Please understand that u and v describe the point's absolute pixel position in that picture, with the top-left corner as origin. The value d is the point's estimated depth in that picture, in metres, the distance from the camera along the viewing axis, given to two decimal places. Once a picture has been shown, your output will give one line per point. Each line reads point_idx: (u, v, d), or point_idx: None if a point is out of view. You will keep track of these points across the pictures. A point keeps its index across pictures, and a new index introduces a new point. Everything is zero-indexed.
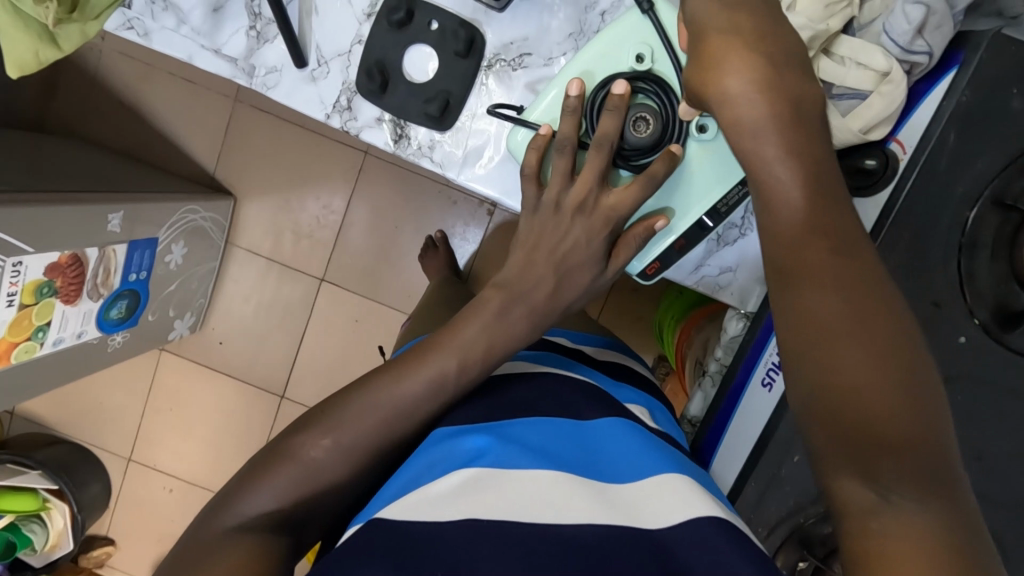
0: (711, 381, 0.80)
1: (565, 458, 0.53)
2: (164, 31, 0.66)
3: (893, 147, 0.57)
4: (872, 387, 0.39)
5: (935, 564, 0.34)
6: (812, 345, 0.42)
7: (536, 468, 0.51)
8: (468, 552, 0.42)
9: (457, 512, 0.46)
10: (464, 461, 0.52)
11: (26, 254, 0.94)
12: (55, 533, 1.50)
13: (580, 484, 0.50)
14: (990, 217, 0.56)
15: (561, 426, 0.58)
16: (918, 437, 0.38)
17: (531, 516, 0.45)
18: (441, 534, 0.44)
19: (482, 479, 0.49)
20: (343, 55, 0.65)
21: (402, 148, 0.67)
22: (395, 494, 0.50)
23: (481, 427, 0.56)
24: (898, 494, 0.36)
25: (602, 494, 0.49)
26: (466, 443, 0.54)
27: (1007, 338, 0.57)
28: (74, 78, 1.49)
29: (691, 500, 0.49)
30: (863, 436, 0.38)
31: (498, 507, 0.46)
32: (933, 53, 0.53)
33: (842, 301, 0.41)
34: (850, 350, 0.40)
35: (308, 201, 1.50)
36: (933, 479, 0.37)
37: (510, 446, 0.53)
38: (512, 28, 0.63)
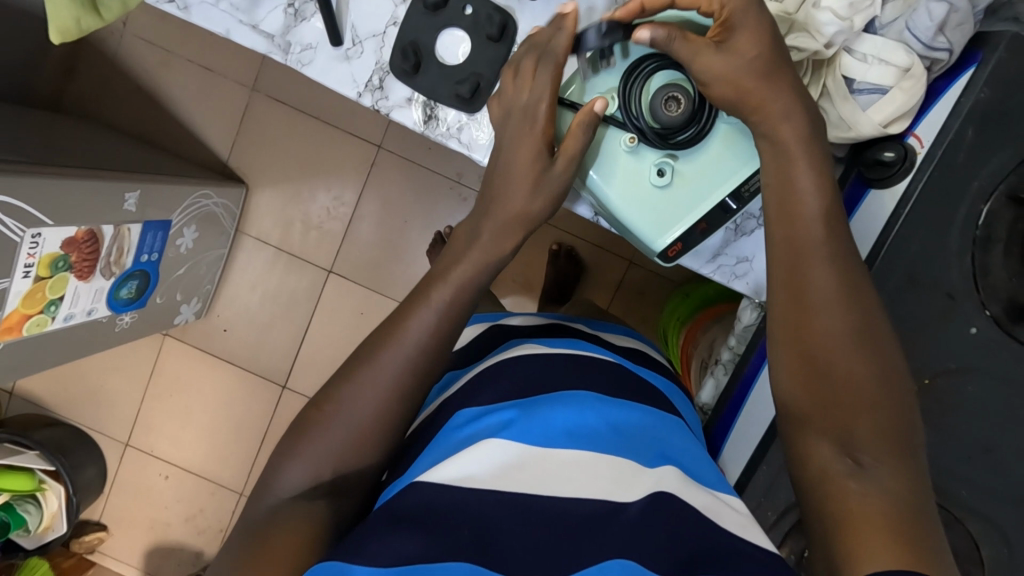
0: (723, 370, 0.80)
1: (589, 436, 0.56)
2: (203, 4, 0.67)
3: (912, 141, 0.58)
4: (849, 372, 0.51)
5: (893, 514, 0.45)
6: (806, 343, 0.52)
7: (562, 450, 0.54)
8: (509, 526, 0.48)
9: (483, 484, 0.50)
10: (497, 432, 0.55)
11: (44, 226, 0.95)
12: (48, 514, 1.49)
13: (607, 463, 0.54)
14: (1005, 212, 0.58)
15: (585, 400, 0.60)
16: (883, 410, 0.50)
17: (551, 495, 0.50)
18: (466, 504, 0.49)
19: (509, 449, 0.53)
20: (378, 35, 0.67)
21: (430, 128, 0.68)
22: (430, 464, 0.54)
23: (509, 405, 0.59)
24: (867, 462, 0.48)
25: (625, 473, 0.53)
26: (495, 416, 0.57)
27: (1016, 331, 0.59)
28: (93, 61, 1.50)
29: (689, 493, 0.53)
30: (841, 414, 0.50)
31: (524, 482, 0.51)
32: (954, 50, 0.56)
33: (844, 320, 0.52)
34: (843, 349, 0.51)
35: (319, 193, 1.52)
36: (893, 443, 0.48)
37: (537, 419, 0.56)
38: (544, 16, 0.65)
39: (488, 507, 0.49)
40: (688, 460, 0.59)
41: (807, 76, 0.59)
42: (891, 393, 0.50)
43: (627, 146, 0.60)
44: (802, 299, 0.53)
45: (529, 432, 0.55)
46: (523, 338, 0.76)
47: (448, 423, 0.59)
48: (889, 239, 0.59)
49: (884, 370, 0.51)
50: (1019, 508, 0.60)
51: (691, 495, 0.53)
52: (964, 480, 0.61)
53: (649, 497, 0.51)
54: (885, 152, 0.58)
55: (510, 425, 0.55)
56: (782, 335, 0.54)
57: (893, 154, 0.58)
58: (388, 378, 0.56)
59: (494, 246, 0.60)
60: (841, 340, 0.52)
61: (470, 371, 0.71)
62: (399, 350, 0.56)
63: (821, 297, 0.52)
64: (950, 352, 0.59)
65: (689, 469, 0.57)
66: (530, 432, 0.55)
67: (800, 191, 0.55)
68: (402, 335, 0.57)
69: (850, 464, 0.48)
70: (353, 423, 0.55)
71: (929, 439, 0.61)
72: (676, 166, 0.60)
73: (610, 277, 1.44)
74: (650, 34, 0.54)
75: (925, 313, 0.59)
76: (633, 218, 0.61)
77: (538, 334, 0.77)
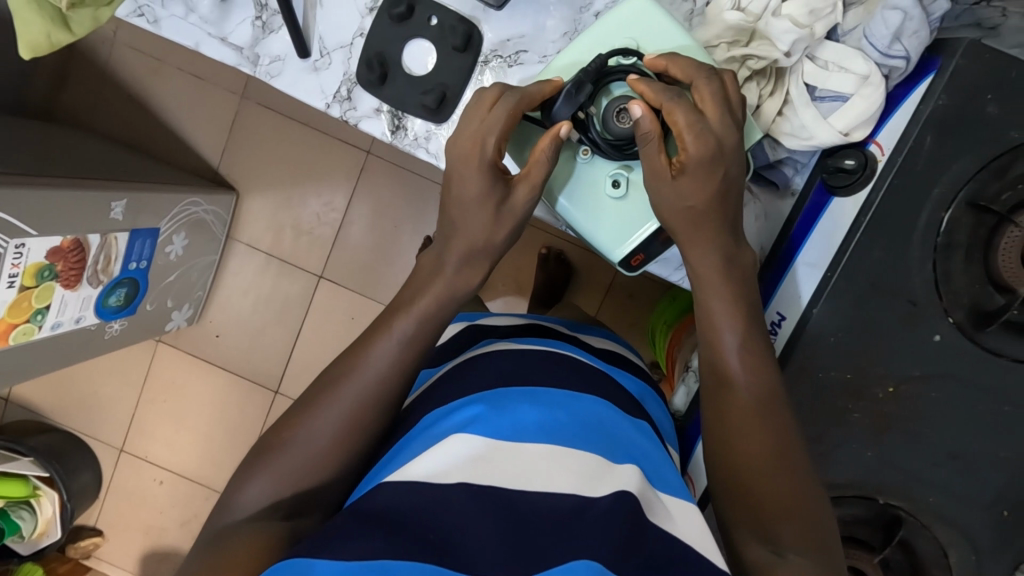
0: (694, 376, 0.80)
1: (557, 429, 0.56)
2: (173, 18, 0.68)
3: (873, 149, 0.58)
4: (768, 470, 0.52)
5: None
6: (725, 437, 0.56)
7: (528, 443, 0.55)
8: (471, 513, 0.48)
9: (448, 479, 0.51)
10: (464, 427, 0.56)
11: (29, 236, 0.96)
12: (43, 520, 1.51)
13: (573, 457, 0.54)
14: (965, 219, 0.58)
15: (553, 398, 0.61)
16: (805, 507, 0.51)
17: (513, 489, 0.51)
18: (430, 500, 0.49)
19: (475, 443, 0.54)
20: (345, 47, 0.67)
21: (398, 138, 0.68)
22: (398, 463, 0.54)
23: (480, 398, 0.60)
24: (790, 553, 0.48)
25: (591, 468, 0.53)
26: (464, 411, 0.58)
27: (981, 338, 0.59)
28: (84, 71, 1.51)
29: (651, 497, 0.53)
30: (764, 510, 0.51)
31: (488, 475, 0.51)
32: (911, 58, 0.55)
33: (758, 391, 0.56)
34: (762, 445, 0.54)
35: (309, 198, 1.52)
36: (817, 542, 0.49)
37: (503, 415, 0.57)
38: (509, 26, 0.65)
39: (452, 497, 0.49)
40: (652, 464, 0.59)
41: (768, 83, 0.60)
42: (808, 485, 0.52)
43: (582, 157, 0.61)
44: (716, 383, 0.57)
45: (495, 425, 0.56)
46: (499, 336, 0.76)
47: (420, 422, 0.60)
48: (849, 247, 0.58)
49: (797, 463, 0.53)
50: (988, 514, 0.60)
51: (649, 501, 0.53)
52: (931, 485, 0.61)
53: (615, 492, 0.51)
54: (846, 160, 0.58)
55: (478, 420, 0.56)
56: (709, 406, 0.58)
57: (854, 162, 0.58)
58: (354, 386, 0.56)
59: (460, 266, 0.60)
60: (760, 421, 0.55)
61: (445, 367, 0.72)
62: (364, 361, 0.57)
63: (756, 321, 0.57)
64: (915, 359, 0.59)
65: (654, 470, 0.58)
66: (495, 425, 0.56)
67: None
68: (364, 350, 0.58)
69: (773, 554, 0.49)
70: (318, 432, 0.55)
71: (896, 447, 0.61)
72: (630, 176, 0.61)
73: (599, 280, 1.44)
74: (641, 114, 0.55)
75: (889, 321, 0.59)
76: (589, 228, 0.62)
77: (516, 333, 0.77)
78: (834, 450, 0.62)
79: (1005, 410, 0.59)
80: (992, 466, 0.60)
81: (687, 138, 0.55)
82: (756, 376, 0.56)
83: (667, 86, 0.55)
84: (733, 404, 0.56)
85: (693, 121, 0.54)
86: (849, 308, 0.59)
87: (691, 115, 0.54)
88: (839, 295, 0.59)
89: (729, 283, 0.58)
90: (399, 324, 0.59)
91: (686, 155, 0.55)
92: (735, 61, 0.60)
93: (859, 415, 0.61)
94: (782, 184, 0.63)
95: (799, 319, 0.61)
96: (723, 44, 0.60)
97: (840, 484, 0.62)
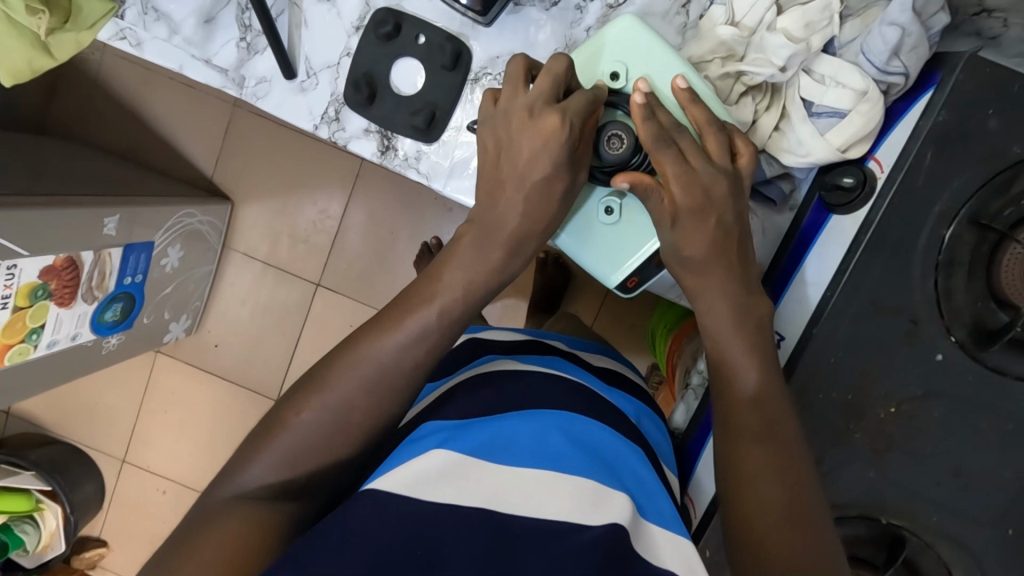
0: (693, 395, 0.79)
1: (549, 455, 0.56)
2: (156, 40, 0.66)
3: (872, 165, 0.58)
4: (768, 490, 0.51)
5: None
6: (732, 453, 0.54)
7: (519, 466, 0.55)
8: (458, 538, 0.48)
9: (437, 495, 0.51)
10: (455, 446, 0.56)
11: (20, 257, 0.95)
12: (48, 533, 1.52)
13: (566, 483, 0.53)
14: (967, 235, 0.57)
15: (551, 420, 0.60)
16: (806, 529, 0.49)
17: (507, 510, 0.51)
18: (421, 513, 0.49)
19: (464, 466, 0.54)
20: (332, 67, 0.66)
21: (389, 159, 0.67)
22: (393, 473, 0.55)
23: (475, 422, 0.60)
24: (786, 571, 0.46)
25: (585, 491, 0.53)
26: (456, 433, 0.58)
27: (984, 356, 0.58)
28: (75, 83, 1.50)
29: (634, 536, 0.52)
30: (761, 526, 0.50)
31: (481, 496, 0.51)
32: (910, 73, 0.55)
33: (761, 415, 0.54)
34: (763, 459, 0.52)
35: (305, 206, 1.51)
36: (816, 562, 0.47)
37: (497, 443, 0.56)
38: (498, 42, 0.64)
39: (446, 519, 0.49)
40: (643, 496, 0.58)
41: (765, 98, 0.59)
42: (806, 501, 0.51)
43: None
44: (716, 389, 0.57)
45: (489, 448, 0.56)
46: (499, 352, 0.76)
47: (409, 441, 0.60)
48: (849, 267, 0.57)
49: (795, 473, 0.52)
50: (993, 531, 0.60)
51: (638, 535, 0.53)
52: (934, 504, 0.60)
53: (609, 522, 0.50)
54: (844, 178, 0.57)
55: (470, 440, 0.56)
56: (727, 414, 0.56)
57: (853, 179, 0.57)
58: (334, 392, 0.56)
59: (447, 257, 0.57)
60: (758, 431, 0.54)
61: (444, 386, 0.71)
62: None
63: (755, 341, 0.56)
64: (916, 378, 0.58)
65: (643, 505, 0.57)
66: (492, 448, 0.56)
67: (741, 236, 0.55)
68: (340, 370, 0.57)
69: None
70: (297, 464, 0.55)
71: (896, 464, 0.60)
72: (623, 202, 0.60)
73: (598, 283, 1.43)
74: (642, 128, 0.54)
75: (889, 340, 0.58)
76: (584, 256, 0.61)
77: (515, 349, 0.77)
78: (835, 470, 0.61)
79: (1009, 429, 0.58)
80: (997, 483, 0.59)
81: (672, 188, 0.55)
82: (764, 390, 0.55)
83: (662, 131, 0.54)
84: (737, 415, 0.55)
85: (680, 172, 0.54)
86: (848, 328, 0.58)
87: (677, 164, 0.54)
88: (839, 317, 0.58)
89: (733, 289, 0.56)
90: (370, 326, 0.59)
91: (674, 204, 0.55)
92: (730, 77, 0.58)
93: (861, 435, 0.60)
94: (778, 199, 0.62)
95: (799, 339, 0.60)
96: (716, 60, 0.58)
97: (842, 503, 0.61)
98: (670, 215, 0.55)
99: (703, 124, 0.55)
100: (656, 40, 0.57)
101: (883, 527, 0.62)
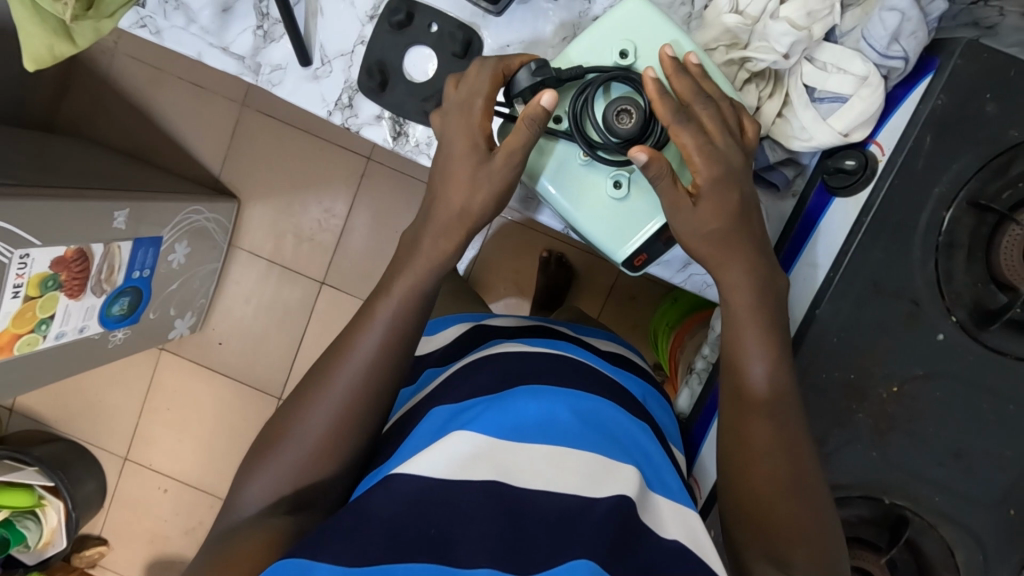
0: (698, 378, 0.80)
1: (561, 430, 0.57)
2: (175, 28, 0.68)
3: (873, 149, 0.59)
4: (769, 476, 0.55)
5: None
6: (740, 439, 0.57)
7: (531, 441, 0.56)
8: (472, 512, 0.50)
9: (451, 471, 0.52)
10: (467, 424, 0.56)
11: (33, 247, 0.96)
12: (49, 529, 1.52)
13: (577, 458, 0.55)
14: (967, 218, 0.58)
15: (562, 397, 0.61)
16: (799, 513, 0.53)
17: (519, 485, 0.53)
18: (436, 492, 0.51)
19: (476, 441, 0.54)
20: (346, 54, 0.68)
21: (400, 144, 0.69)
22: (409, 455, 0.56)
23: (484, 400, 0.61)
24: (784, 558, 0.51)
25: (594, 468, 0.55)
26: (467, 412, 0.59)
27: (983, 336, 0.59)
28: (85, 82, 1.52)
29: (643, 509, 0.54)
30: (760, 511, 0.54)
31: (495, 470, 0.53)
32: (909, 59, 0.56)
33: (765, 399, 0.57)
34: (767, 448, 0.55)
35: (311, 205, 1.53)
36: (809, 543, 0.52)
37: (507, 417, 0.57)
38: (509, 31, 0.66)
39: (458, 500, 0.51)
40: (652, 471, 0.59)
41: (768, 85, 0.61)
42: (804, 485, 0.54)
43: (582, 161, 0.61)
44: (734, 368, 0.58)
45: (499, 423, 0.57)
46: (506, 336, 0.77)
47: (423, 421, 0.62)
48: (852, 248, 0.59)
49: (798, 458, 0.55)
50: (994, 512, 0.61)
51: (646, 509, 0.55)
52: (936, 485, 0.61)
53: (615, 496, 0.53)
54: (847, 161, 0.59)
55: (480, 418, 0.57)
56: (738, 399, 0.58)
57: (854, 163, 0.59)
58: (344, 365, 0.58)
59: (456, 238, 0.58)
60: (761, 418, 0.56)
61: (450, 369, 0.72)
62: (346, 372, 0.58)
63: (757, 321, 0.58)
64: (918, 359, 0.59)
65: (652, 479, 0.58)
66: (503, 424, 0.57)
67: (739, 220, 0.57)
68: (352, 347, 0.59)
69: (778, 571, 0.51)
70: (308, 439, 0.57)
71: (899, 444, 0.61)
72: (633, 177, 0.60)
73: (601, 282, 1.44)
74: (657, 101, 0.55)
75: (891, 321, 0.59)
76: (596, 234, 0.61)
77: (522, 333, 0.78)
78: (838, 451, 0.62)
79: (1010, 409, 0.59)
80: (997, 464, 0.60)
81: (698, 162, 0.55)
82: (768, 372, 0.57)
83: (679, 106, 0.55)
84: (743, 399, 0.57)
85: (702, 144, 0.55)
86: (851, 308, 0.59)
87: (698, 137, 0.55)
88: (841, 297, 0.59)
89: (736, 269, 0.57)
90: (380, 300, 0.61)
91: (698, 179, 0.56)
92: (734, 64, 0.60)
93: (864, 415, 0.61)
94: (782, 184, 0.63)
95: (803, 318, 0.61)
96: (721, 47, 0.60)
97: (845, 484, 0.62)
98: (695, 194, 0.57)
99: (718, 96, 0.57)
100: (666, 22, 0.59)
101: (884, 508, 0.62)
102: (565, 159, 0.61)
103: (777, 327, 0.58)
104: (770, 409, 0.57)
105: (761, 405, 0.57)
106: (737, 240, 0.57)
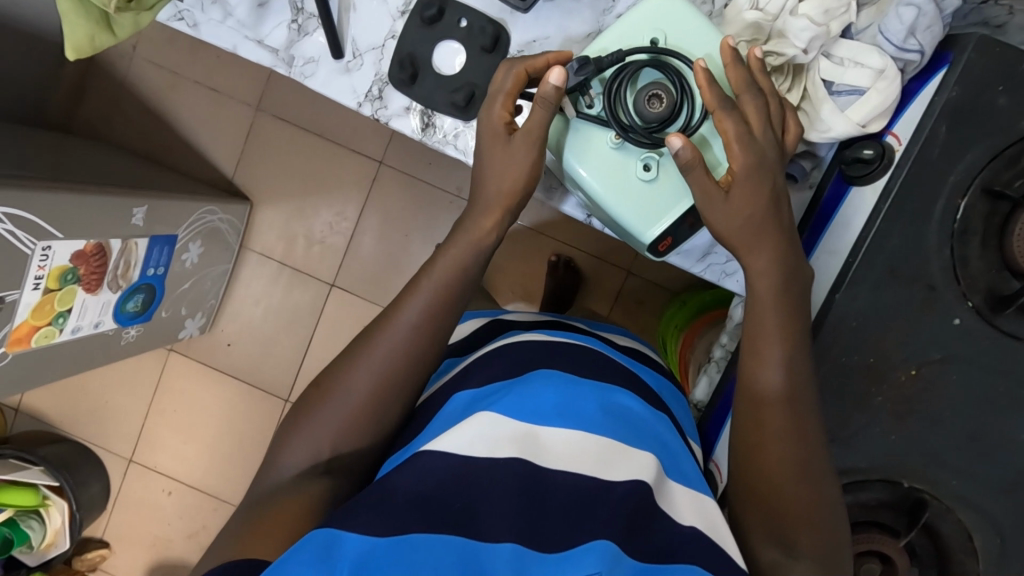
0: (715, 367, 0.81)
1: (581, 415, 0.58)
2: (211, 22, 0.71)
3: (889, 140, 0.61)
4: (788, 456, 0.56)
5: None
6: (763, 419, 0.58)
7: (551, 425, 0.57)
8: (495, 490, 0.51)
9: (474, 450, 0.53)
10: (489, 406, 0.57)
11: (55, 239, 0.97)
12: (51, 530, 1.50)
13: (597, 441, 0.56)
14: (980, 205, 0.60)
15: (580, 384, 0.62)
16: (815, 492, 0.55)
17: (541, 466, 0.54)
18: (460, 469, 0.52)
19: (498, 422, 0.55)
20: (377, 48, 0.70)
21: (428, 135, 0.71)
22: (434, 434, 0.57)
23: (505, 385, 0.62)
24: None
25: (613, 450, 0.56)
26: (489, 395, 0.60)
27: (999, 321, 0.60)
28: (103, 85, 1.55)
29: (660, 492, 0.55)
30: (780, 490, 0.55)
31: (517, 450, 0.54)
32: (925, 52, 0.58)
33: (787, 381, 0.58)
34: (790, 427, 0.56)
35: (322, 209, 1.55)
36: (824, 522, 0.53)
37: (528, 401, 0.58)
38: (535, 27, 0.68)
39: (479, 477, 0.52)
40: (669, 456, 0.60)
41: (787, 79, 0.63)
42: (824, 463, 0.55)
43: (612, 144, 0.62)
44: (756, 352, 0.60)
45: (520, 406, 0.58)
46: (523, 328, 0.78)
47: (446, 404, 0.63)
48: (870, 236, 0.60)
49: None
50: (1009, 495, 0.62)
51: (662, 493, 0.56)
52: (952, 468, 0.62)
53: (632, 480, 0.54)
54: (864, 150, 0.61)
55: (502, 401, 0.58)
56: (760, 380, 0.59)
57: (872, 152, 0.61)
58: (373, 347, 0.60)
59: None
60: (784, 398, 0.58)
61: (469, 358, 0.73)
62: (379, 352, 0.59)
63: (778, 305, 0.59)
64: (934, 343, 0.61)
65: (669, 464, 0.59)
66: (524, 407, 0.58)
67: (761, 207, 0.59)
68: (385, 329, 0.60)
69: None
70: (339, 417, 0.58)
71: (916, 429, 0.62)
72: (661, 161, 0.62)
73: (609, 286, 1.46)
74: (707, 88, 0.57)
75: (908, 306, 0.61)
76: (624, 215, 0.63)
77: (539, 325, 0.79)
78: (856, 435, 0.63)
79: None
80: (1011, 447, 0.61)
81: (734, 149, 0.58)
82: (789, 354, 0.58)
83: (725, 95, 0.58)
84: (766, 380, 0.59)
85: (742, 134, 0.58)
86: (869, 294, 0.61)
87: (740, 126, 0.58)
88: (859, 284, 0.61)
89: (757, 254, 0.59)
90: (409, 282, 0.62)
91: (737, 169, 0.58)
92: None
93: (882, 400, 0.62)
94: (801, 176, 0.64)
95: (822, 305, 0.63)
96: (742, 42, 0.62)
97: (862, 468, 0.63)
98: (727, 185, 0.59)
99: (769, 92, 0.60)
100: (692, 13, 0.61)
101: (902, 492, 0.64)
102: (596, 141, 0.63)
103: (797, 310, 0.60)
104: (792, 391, 0.58)
105: (784, 386, 0.58)
106: (759, 227, 0.59)
